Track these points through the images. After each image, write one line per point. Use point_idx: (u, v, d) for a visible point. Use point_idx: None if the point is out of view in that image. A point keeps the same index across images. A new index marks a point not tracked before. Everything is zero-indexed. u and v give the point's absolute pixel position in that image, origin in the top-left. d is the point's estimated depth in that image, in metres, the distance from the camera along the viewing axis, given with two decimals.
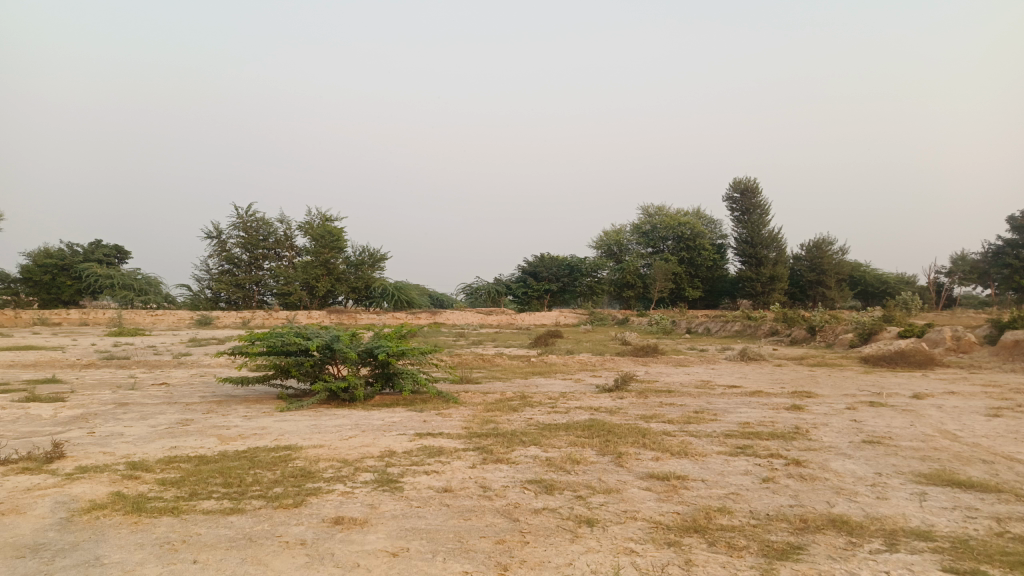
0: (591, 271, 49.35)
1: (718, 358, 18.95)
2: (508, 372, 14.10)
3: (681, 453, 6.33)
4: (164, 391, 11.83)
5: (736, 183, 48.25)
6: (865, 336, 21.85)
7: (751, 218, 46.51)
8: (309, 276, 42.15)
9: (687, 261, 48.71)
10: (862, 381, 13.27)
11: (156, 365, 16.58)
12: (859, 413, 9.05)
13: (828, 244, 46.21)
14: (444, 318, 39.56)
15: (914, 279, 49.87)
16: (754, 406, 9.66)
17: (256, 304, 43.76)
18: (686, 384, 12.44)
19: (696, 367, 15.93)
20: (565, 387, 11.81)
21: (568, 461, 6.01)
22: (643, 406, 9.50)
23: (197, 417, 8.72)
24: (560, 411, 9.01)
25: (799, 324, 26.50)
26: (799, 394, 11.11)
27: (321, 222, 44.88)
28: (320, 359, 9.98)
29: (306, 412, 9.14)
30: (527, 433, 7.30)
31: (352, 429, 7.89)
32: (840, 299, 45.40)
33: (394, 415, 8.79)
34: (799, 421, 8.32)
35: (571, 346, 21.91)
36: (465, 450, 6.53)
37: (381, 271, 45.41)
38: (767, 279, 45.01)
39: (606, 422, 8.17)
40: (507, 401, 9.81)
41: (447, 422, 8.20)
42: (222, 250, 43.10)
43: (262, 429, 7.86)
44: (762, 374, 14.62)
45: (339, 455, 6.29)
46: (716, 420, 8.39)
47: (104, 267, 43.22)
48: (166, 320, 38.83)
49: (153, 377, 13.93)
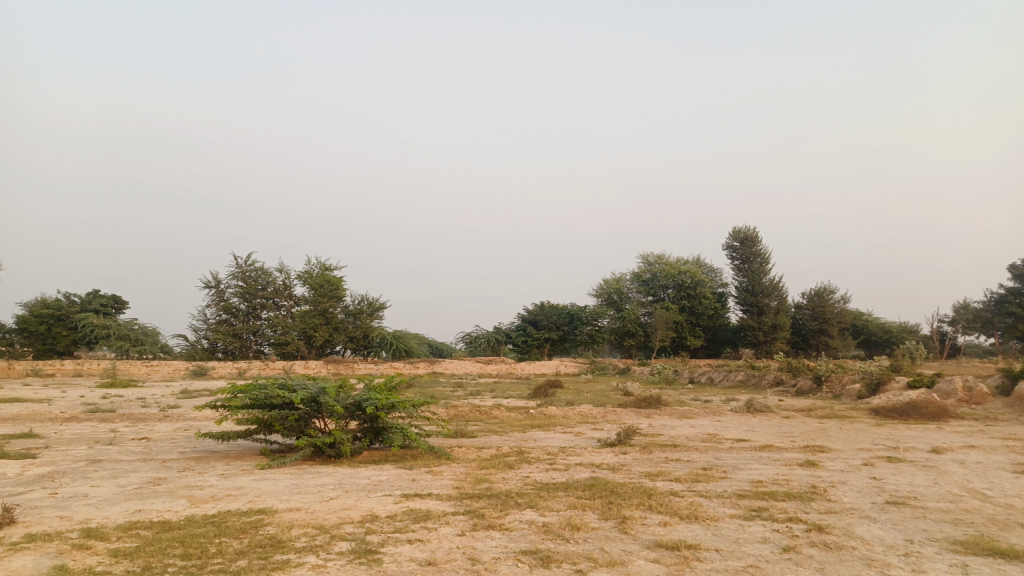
0: (591, 319, 48.91)
1: (723, 409, 18.36)
2: (505, 425, 13.52)
3: (691, 518, 5.79)
4: (144, 446, 11.27)
5: (735, 232, 48.15)
6: (873, 386, 21.28)
7: (751, 267, 46.29)
8: (307, 325, 41.77)
9: (688, 310, 48.32)
10: (877, 433, 12.68)
11: (141, 417, 15.98)
12: (878, 470, 8.50)
13: (829, 292, 45.87)
14: (442, 367, 38.95)
15: (916, 328, 49.36)
16: (766, 462, 9.09)
17: (253, 354, 43.16)
18: (692, 437, 11.86)
19: (701, 419, 15.34)
20: (565, 441, 11.23)
21: (567, 527, 5.47)
22: (647, 463, 8.95)
23: (172, 476, 8.17)
24: (559, 468, 8.46)
25: (804, 374, 25.92)
26: (811, 448, 10.55)
27: (320, 272, 44.64)
28: (306, 412, 9.45)
29: (288, 470, 8.59)
30: (524, 494, 6.76)
31: (334, 489, 7.34)
32: (843, 348, 44.85)
33: (381, 474, 8.22)
34: (816, 479, 7.76)
35: (571, 397, 21.32)
36: (455, 514, 5.98)
37: (380, 320, 44.99)
38: (769, 327, 44.54)
39: (609, 481, 7.63)
40: (503, 457, 9.26)
41: (437, 482, 7.65)
42: (220, 300, 42.73)
43: (240, 488, 7.32)
44: (770, 426, 14.02)
45: (316, 520, 5.75)
46: (726, 478, 7.84)
47: (101, 317, 42.76)
48: (161, 371, 38.23)
49: (135, 431, 13.34)
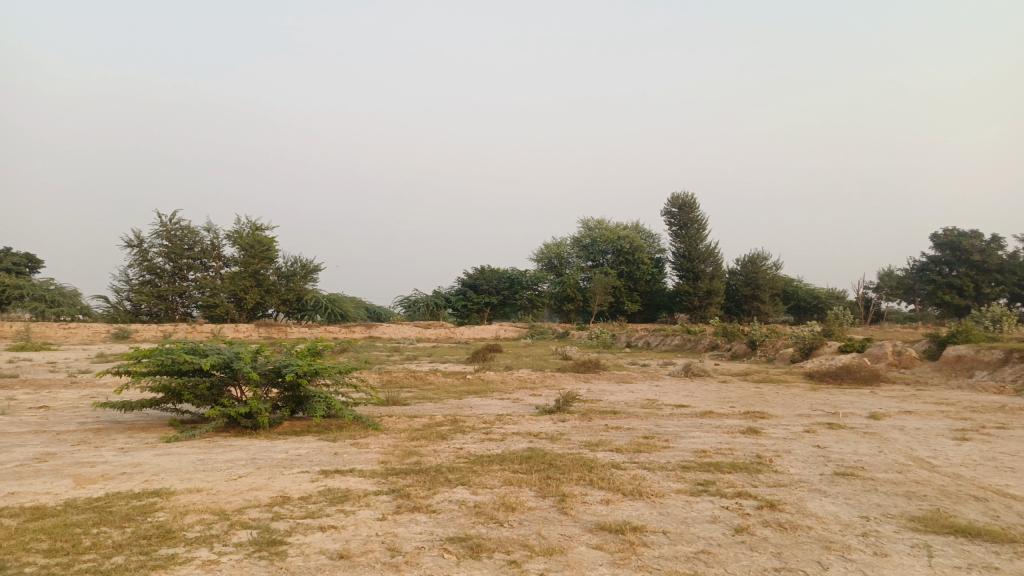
0: (531, 284, 48.59)
1: (662, 373, 18.19)
2: (440, 391, 12.94)
3: (636, 494, 5.34)
4: (40, 416, 10.24)
5: (674, 198, 48.30)
6: (806, 350, 21.56)
7: (688, 233, 46.59)
8: (237, 287, 40.16)
9: (626, 275, 48.54)
10: (813, 399, 12.63)
11: (44, 384, 14.70)
12: (821, 438, 8.29)
13: (762, 259, 46.63)
14: (379, 331, 38.07)
15: (843, 294, 50.85)
16: (708, 430, 8.78)
17: (180, 317, 41.30)
18: (631, 403, 11.52)
19: (640, 383, 15.10)
20: (502, 408, 10.73)
21: (501, 507, 4.95)
22: (587, 431, 8.51)
23: (61, 451, 7.31)
24: (494, 438, 7.95)
25: (739, 339, 26.18)
26: (752, 414, 10.33)
27: (251, 232, 42.82)
28: (219, 380, 8.67)
29: (197, 443, 7.83)
30: (455, 468, 6.21)
31: (244, 465, 6.63)
32: (774, 313, 45.89)
33: (300, 447, 7.55)
34: (760, 448, 7.46)
35: (510, 362, 20.86)
36: (377, 494, 5.39)
37: (314, 283, 43.58)
38: (704, 293, 45.09)
39: (547, 452, 7.14)
40: (435, 427, 8.68)
41: (361, 455, 7.03)
42: (143, 260, 40.56)
43: (139, 466, 6.54)
44: (709, 391, 13.85)
45: (218, 505, 5.07)
46: (669, 448, 7.46)
47: (12, 277, 40.04)
48: (80, 333, 36.20)
49: (34, 399, 12.18)
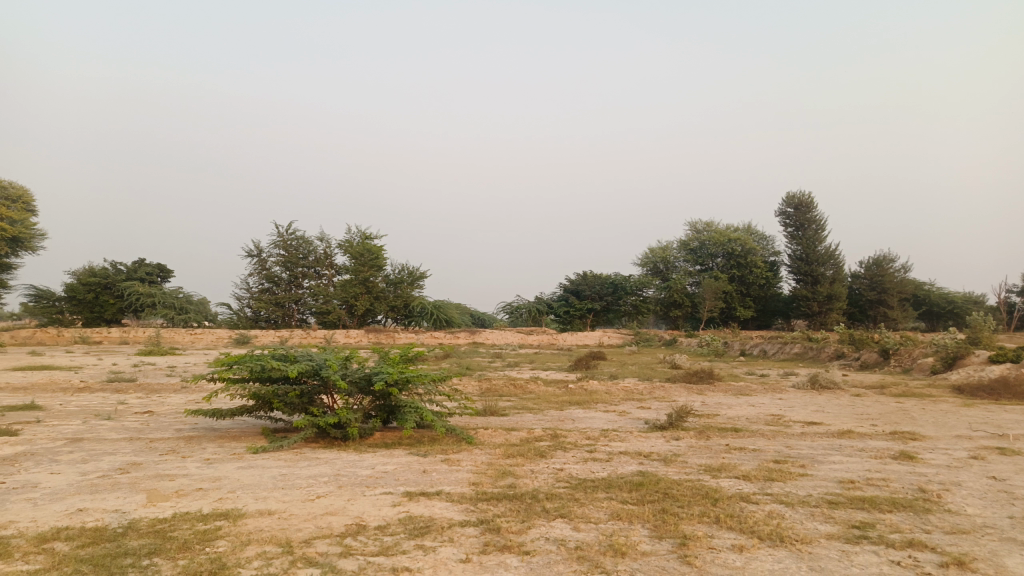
0: (637, 289, 47.05)
1: (784, 385, 16.68)
2: (541, 401, 12.15)
3: (776, 540, 4.35)
4: (142, 422, 10.19)
5: (789, 197, 45.57)
6: (949, 361, 19.35)
7: (806, 234, 43.75)
8: (348, 295, 41.12)
9: (738, 280, 46.22)
10: (968, 416, 10.96)
11: (156, 388, 15.00)
12: (994, 466, 6.91)
13: (889, 260, 43.26)
14: (484, 337, 37.89)
15: (982, 298, 46.39)
16: (851, 454, 7.54)
17: (296, 323, 42.70)
18: (755, 419, 10.30)
19: (761, 397, 13.75)
20: (608, 422, 9.83)
21: (608, 552, 4.10)
22: (706, 453, 7.48)
23: (147, 461, 7.03)
24: (599, 458, 7.07)
25: (868, 347, 23.97)
26: (900, 435, 8.93)
27: (361, 240, 43.70)
28: (309, 388, 8.23)
29: (284, 456, 7.39)
30: (555, 496, 5.40)
31: (325, 483, 6.07)
32: (903, 320, 42.37)
33: (388, 462, 6.95)
34: (922, 480, 6.22)
35: (615, 370, 19.88)
36: (463, 525, 4.67)
37: (420, 289, 44.02)
38: (824, 298, 42.25)
39: (661, 477, 6.19)
40: (535, 443, 7.89)
41: (450, 475, 6.34)
42: (262, 268, 42.11)
43: (218, 481, 6.12)
44: (841, 406, 12.38)
45: (287, 534, 4.49)
46: (806, 476, 6.34)
47: (146, 286, 42.55)
48: (204, 339, 38.01)
49: (142, 404, 12.29)
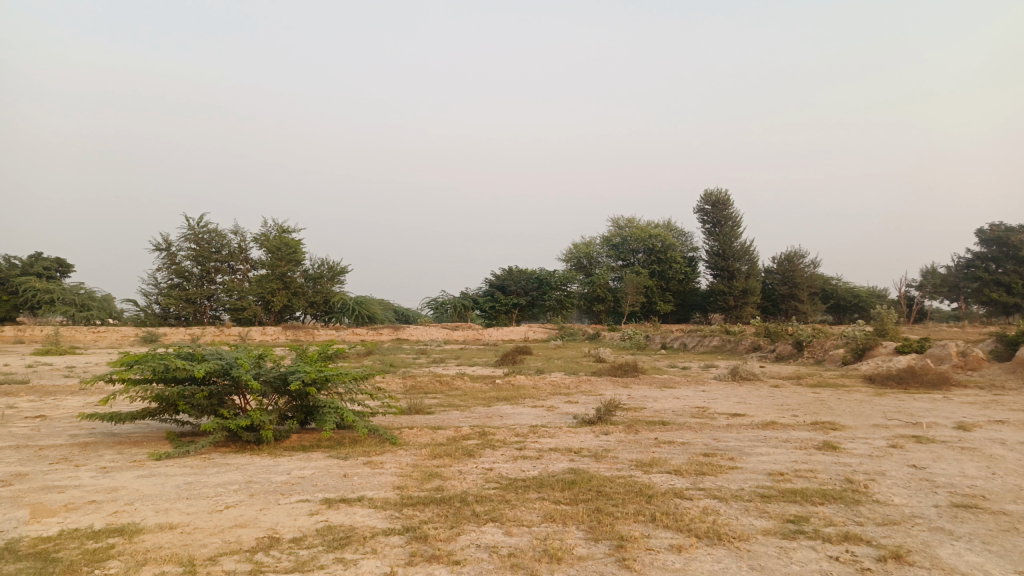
0: (561, 284, 47.29)
1: (706, 377, 16.94)
2: (467, 398, 11.87)
3: (714, 538, 4.21)
4: (31, 427, 9.34)
5: (707, 194, 46.72)
6: (859, 352, 20.12)
7: (722, 231, 44.96)
8: (265, 290, 39.71)
9: (658, 275, 47.10)
10: (881, 405, 11.32)
11: (50, 390, 13.89)
12: (913, 455, 7.06)
13: (800, 256, 44.96)
14: (407, 333, 37.28)
15: (884, 293, 48.82)
16: (777, 446, 7.58)
17: (209, 320, 40.91)
18: (681, 412, 10.32)
19: (685, 389, 13.89)
20: (536, 418, 9.63)
21: (543, 558, 3.86)
22: (636, 448, 7.37)
23: (33, 472, 6.36)
24: (528, 456, 6.84)
25: (783, 339, 24.74)
26: (821, 425, 9.09)
27: (278, 234, 42.23)
28: (219, 389, 7.68)
29: (190, 462, 6.84)
30: (485, 498, 5.13)
31: (236, 491, 5.61)
32: (812, 313, 44.15)
33: (305, 466, 6.52)
34: (848, 471, 6.26)
35: (541, 365, 19.79)
36: (387, 534, 4.34)
37: (341, 285, 42.95)
38: (740, 292, 43.54)
39: (593, 474, 6.01)
40: (461, 442, 7.60)
41: (373, 479, 5.98)
42: (172, 263, 40.08)
43: (114, 492, 5.56)
44: (762, 397, 12.61)
45: (191, 551, 4.05)
46: (737, 469, 6.30)
47: (44, 281, 39.83)
48: (109, 337, 35.92)
49: (33, 408, 11.30)
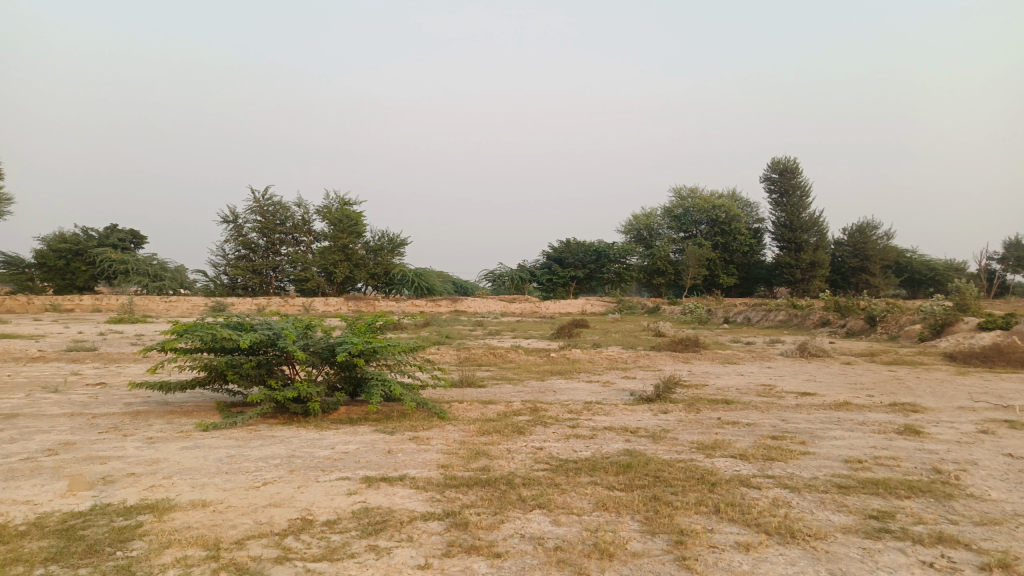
0: (620, 257, 46.47)
1: (772, 353, 16.21)
2: (521, 371, 11.54)
3: (787, 536, 3.76)
4: (90, 395, 9.43)
5: (774, 162, 44.90)
6: (937, 328, 18.99)
7: (790, 201, 43.25)
8: (327, 262, 40.22)
9: (721, 247, 45.74)
10: (966, 386, 10.50)
11: (115, 358, 14.19)
12: (1007, 442, 6.40)
13: (872, 228, 42.96)
14: (465, 306, 37.26)
15: (963, 266, 46.36)
16: (852, 429, 6.99)
17: (273, 291, 41.74)
18: (746, 390, 9.76)
19: (750, 365, 13.27)
20: (591, 394, 9.23)
21: (593, 553, 3.49)
22: (698, 429, 6.90)
23: (81, 441, 6.31)
24: (582, 435, 6.46)
25: (854, 314, 23.62)
26: (901, 407, 8.42)
27: (340, 206, 42.61)
28: (268, 358, 7.54)
29: (236, 434, 6.71)
30: (532, 481, 4.78)
31: (277, 466, 5.41)
32: (885, 287, 42.24)
33: (350, 441, 6.30)
34: (936, 459, 5.67)
35: (599, 338, 19.33)
36: (426, 519, 4.04)
37: (401, 257, 43.20)
38: (807, 265, 41.95)
39: (650, 457, 5.59)
40: (512, 418, 7.27)
41: (417, 456, 5.69)
42: (238, 235, 40.89)
43: (155, 465, 5.43)
44: (833, 375, 11.90)
45: (220, 532, 3.82)
46: (809, 455, 5.78)
47: (119, 252, 41.20)
48: (180, 307, 37.03)
49: (95, 376, 11.47)
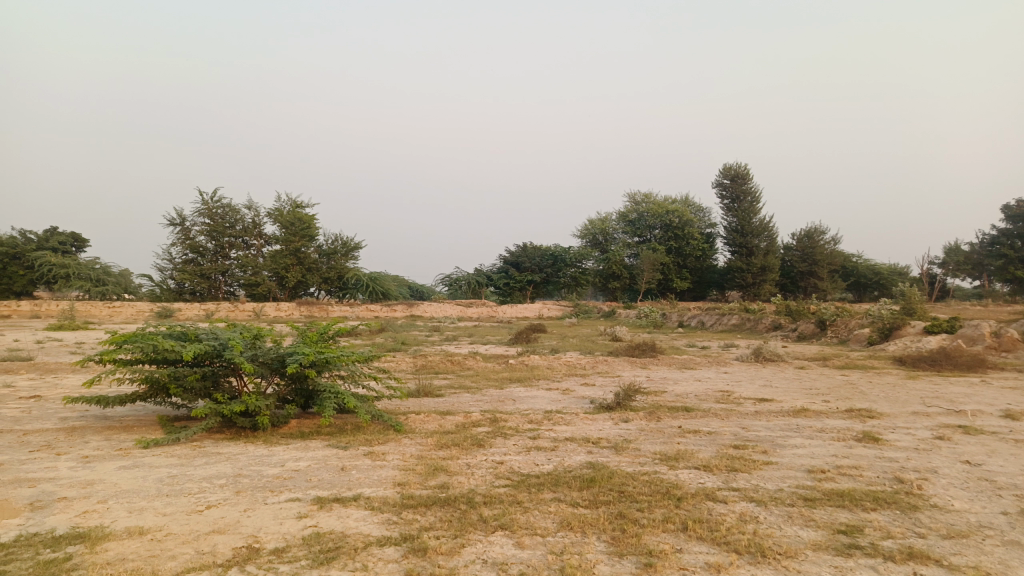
0: (576, 261, 46.59)
1: (727, 358, 16.32)
2: (478, 379, 11.33)
3: (757, 555, 3.65)
4: (22, 409, 8.89)
5: (726, 168, 45.59)
6: (885, 332, 19.40)
7: (742, 207, 43.97)
8: (278, 266, 39.38)
9: (675, 251, 46.23)
10: (917, 390, 10.67)
11: (52, 369, 13.50)
12: (963, 448, 6.45)
13: (820, 233, 43.93)
14: (421, 311, 36.84)
15: (906, 270, 47.72)
16: (812, 436, 6.98)
17: (223, 296, 40.67)
18: (705, 397, 9.72)
19: (707, 371, 13.30)
20: (550, 403, 9.08)
21: None
22: (660, 439, 6.79)
23: (9, 462, 5.89)
24: (543, 448, 6.29)
25: (806, 318, 24.02)
26: (857, 413, 8.47)
27: (292, 209, 41.76)
28: (214, 370, 7.20)
29: (179, 451, 6.35)
30: (494, 499, 4.59)
31: (222, 487, 5.10)
32: (833, 291, 43.20)
33: (301, 458, 6.01)
34: (896, 468, 5.66)
35: (556, 343, 19.23)
36: (382, 545, 3.81)
37: (355, 261, 42.57)
38: (758, 269, 42.68)
39: (613, 470, 5.45)
40: (470, 429, 7.07)
41: (372, 473, 5.44)
42: (186, 238, 39.71)
43: (89, 487, 5.06)
44: (788, 380, 11.99)
45: (156, 565, 3.52)
46: (773, 465, 5.72)
47: (59, 256, 39.61)
48: (124, 312, 35.78)
49: (29, 388, 10.87)
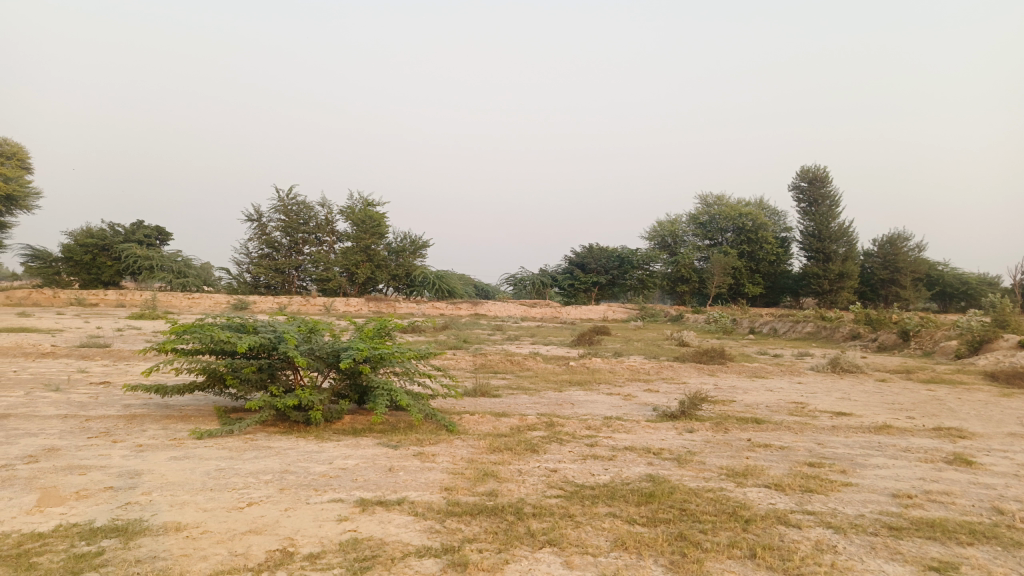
0: (644, 263, 45.72)
1: (801, 367, 15.55)
2: (538, 380, 11.03)
3: None
4: (89, 395, 9.06)
5: (804, 170, 43.92)
6: (975, 345, 18.19)
7: (819, 210, 42.29)
8: (349, 262, 40.08)
9: (748, 255, 44.85)
10: (1012, 409, 9.83)
11: (126, 356, 13.86)
12: None
13: (903, 239, 41.82)
14: (486, 309, 36.83)
15: (997, 280, 45.00)
16: (896, 456, 6.41)
17: (295, 290, 41.62)
18: (777, 408, 9.16)
19: (779, 381, 12.65)
20: (611, 408, 8.70)
21: None
22: (727, 452, 6.34)
23: (67, 447, 5.92)
24: (600, 456, 5.95)
25: (886, 327, 22.80)
26: (946, 432, 7.79)
27: (362, 207, 42.42)
28: (270, 363, 7.15)
29: (231, 444, 6.28)
30: (544, 511, 4.29)
31: (267, 484, 4.96)
32: (916, 300, 41.10)
33: (350, 456, 5.85)
34: (994, 496, 5.09)
35: (621, 347, 18.78)
36: (420, 557, 3.55)
37: (422, 259, 42.98)
38: (836, 276, 40.96)
39: (674, 485, 5.07)
40: (525, 434, 6.78)
41: (420, 476, 5.22)
42: (262, 233, 40.81)
43: (136, 478, 5.00)
44: (868, 393, 11.26)
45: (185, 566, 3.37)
46: (851, 487, 5.23)
47: (144, 248, 41.30)
48: (202, 304, 37.02)
49: (100, 374, 11.13)
